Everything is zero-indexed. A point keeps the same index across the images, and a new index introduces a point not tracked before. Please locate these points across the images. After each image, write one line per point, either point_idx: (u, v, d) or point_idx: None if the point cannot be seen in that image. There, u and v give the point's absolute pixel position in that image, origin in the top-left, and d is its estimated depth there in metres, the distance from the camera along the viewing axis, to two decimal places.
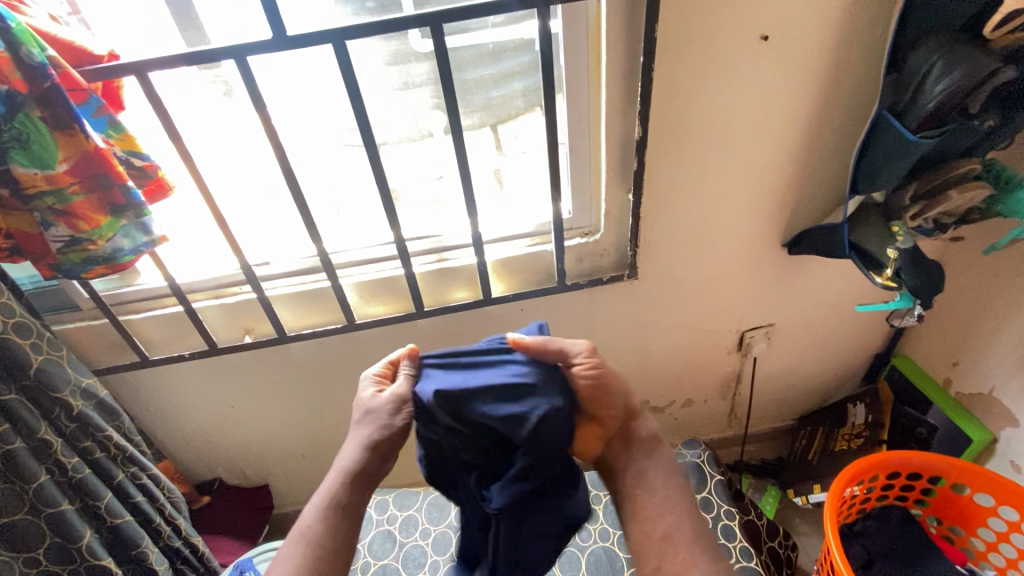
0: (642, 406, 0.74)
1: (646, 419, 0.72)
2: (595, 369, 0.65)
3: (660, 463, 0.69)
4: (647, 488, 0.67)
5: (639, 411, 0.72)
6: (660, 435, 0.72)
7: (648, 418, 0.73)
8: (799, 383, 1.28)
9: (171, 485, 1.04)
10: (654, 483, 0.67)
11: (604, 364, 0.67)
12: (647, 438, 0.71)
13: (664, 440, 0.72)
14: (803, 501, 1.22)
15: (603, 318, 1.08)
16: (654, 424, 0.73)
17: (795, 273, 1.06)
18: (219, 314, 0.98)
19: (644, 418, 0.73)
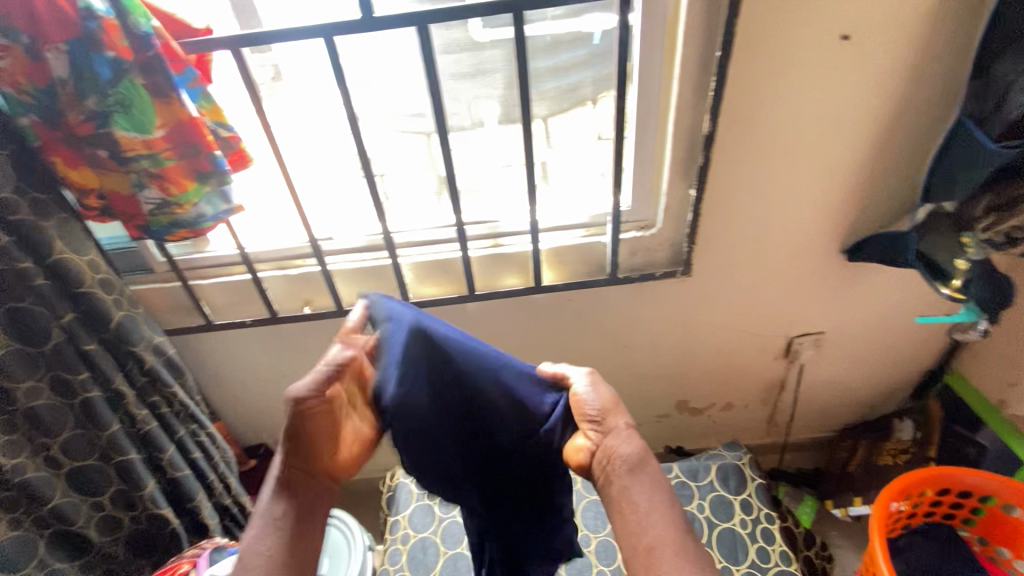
0: (627, 430, 0.64)
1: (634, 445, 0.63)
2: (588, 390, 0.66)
3: (640, 488, 0.60)
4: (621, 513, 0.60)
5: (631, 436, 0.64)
6: (642, 458, 0.62)
7: (631, 443, 0.63)
8: (843, 395, 1.26)
9: (225, 445, 1.09)
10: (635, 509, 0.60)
11: (598, 390, 0.66)
12: (630, 463, 0.61)
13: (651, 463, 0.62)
14: (842, 513, 1.18)
15: (652, 314, 1.08)
16: (636, 446, 0.63)
17: (853, 281, 1.04)
18: (281, 284, 1.02)
19: (628, 443, 0.63)
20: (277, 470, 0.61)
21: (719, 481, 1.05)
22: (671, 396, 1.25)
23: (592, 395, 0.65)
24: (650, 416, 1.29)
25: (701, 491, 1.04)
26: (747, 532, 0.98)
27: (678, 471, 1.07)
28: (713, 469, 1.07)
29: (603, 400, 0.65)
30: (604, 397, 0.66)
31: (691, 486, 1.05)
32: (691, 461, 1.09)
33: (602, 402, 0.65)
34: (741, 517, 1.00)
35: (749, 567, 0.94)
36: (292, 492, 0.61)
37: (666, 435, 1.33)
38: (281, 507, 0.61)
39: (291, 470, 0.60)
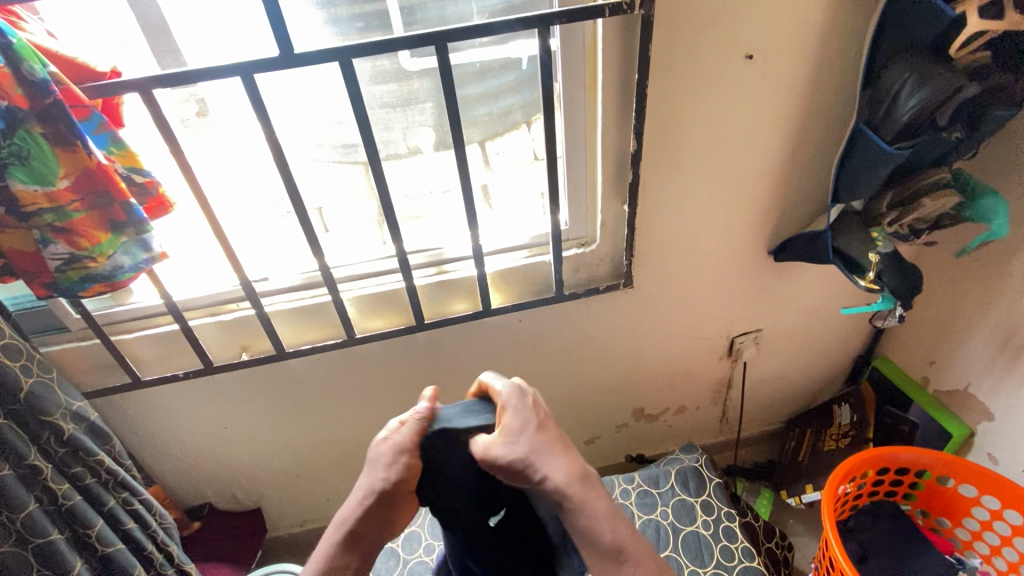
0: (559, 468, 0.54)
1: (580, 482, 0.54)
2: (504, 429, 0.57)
3: (587, 538, 0.53)
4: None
5: (580, 479, 0.54)
6: (580, 493, 0.53)
7: (554, 482, 0.53)
8: (786, 387, 1.32)
9: (162, 510, 1.01)
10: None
11: (527, 416, 0.58)
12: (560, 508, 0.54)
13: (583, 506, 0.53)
14: (796, 502, 1.23)
15: (600, 328, 1.10)
16: (592, 521, 0.53)
17: (782, 279, 1.11)
18: (215, 332, 0.96)
19: (551, 482, 0.53)
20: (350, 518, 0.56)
21: (679, 485, 1.06)
22: (627, 405, 1.27)
23: (505, 449, 0.55)
24: (609, 426, 1.30)
25: (664, 497, 1.05)
26: (710, 533, 1.00)
27: (640, 481, 1.08)
28: (672, 474, 1.08)
29: (521, 424, 0.58)
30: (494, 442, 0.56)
31: (654, 493, 1.06)
32: (651, 468, 1.10)
33: (496, 443, 0.56)
34: (703, 518, 1.02)
35: (716, 569, 0.95)
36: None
37: (626, 443, 1.35)
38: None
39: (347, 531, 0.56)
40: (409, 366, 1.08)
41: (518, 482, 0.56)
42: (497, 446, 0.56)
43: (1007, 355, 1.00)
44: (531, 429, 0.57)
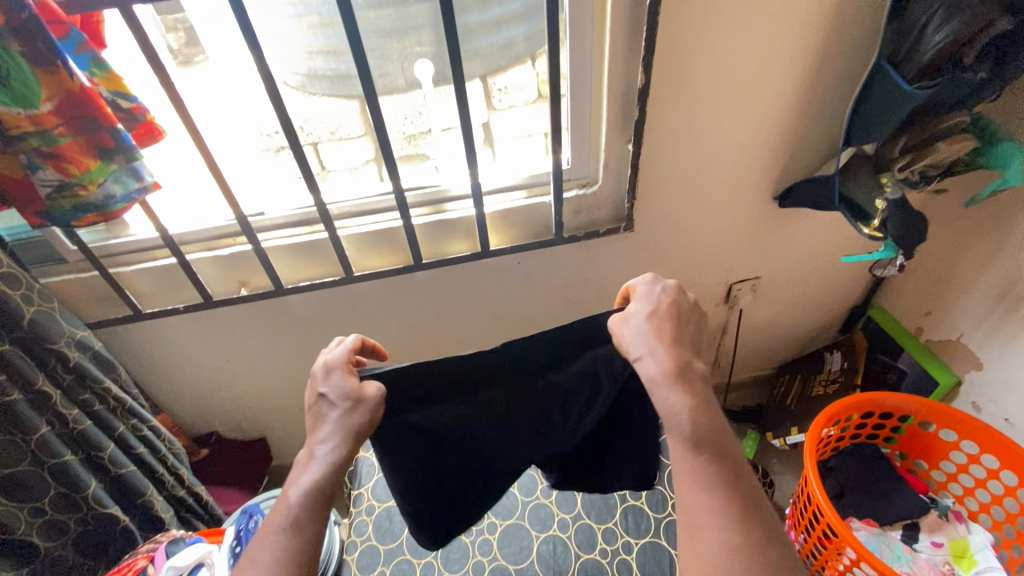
0: (661, 355, 0.59)
1: (673, 377, 0.58)
2: (636, 309, 0.63)
3: (670, 418, 0.57)
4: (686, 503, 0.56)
5: (674, 374, 0.58)
6: (668, 381, 0.58)
7: (648, 359, 0.59)
8: (779, 334, 1.34)
9: (170, 436, 1.05)
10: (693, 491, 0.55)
11: (652, 311, 0.62)
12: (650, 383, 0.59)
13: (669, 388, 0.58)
14: (781, 444, 1.29)
15: (599, 270, 1.10)
16: (670, 405, 0.57)
17: (785, 226, 1.09)
18: (213, 267, 0.96)
19: (647, 359, 0.59)
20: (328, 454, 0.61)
21: None
22: None
23: (628, 332, 0.62)
24: None
25: None
26: None
27: None
28: None
29: (646, 308, 0.63)
30: (631, 316, 0.63)
31: None
32: None
33: (628, 318, 0.63)
34: None
35: None
36: (306, 539, 0.58)
37: None
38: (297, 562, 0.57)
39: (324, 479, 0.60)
40: (408, 306, 1.09)
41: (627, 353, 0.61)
42: (628, 318, 0.63)
43: (1004, 306, 1.00)
44: (656, 316, 0.62)
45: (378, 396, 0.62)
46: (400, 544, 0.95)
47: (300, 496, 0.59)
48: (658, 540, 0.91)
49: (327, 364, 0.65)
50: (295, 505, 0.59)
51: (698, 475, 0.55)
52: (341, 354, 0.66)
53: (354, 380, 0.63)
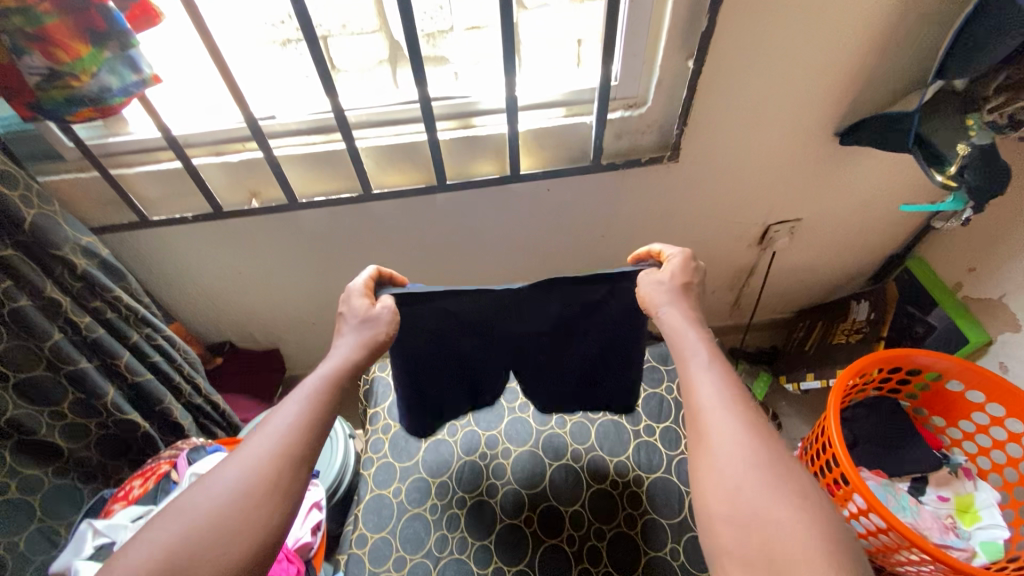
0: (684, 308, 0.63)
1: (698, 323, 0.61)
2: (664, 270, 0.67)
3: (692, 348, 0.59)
4: (702, 433, 0.53)
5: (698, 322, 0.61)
6: (691, 324, 0.61)
7: (674, 310, 0.63)
8: (808, 279, 1.30)
9: (185, 346, 1.04)
10: (711, 415, 0.52)
11: (676, 273, 0.66)
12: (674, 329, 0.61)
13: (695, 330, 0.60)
14: (794, 388, 1.26)
15: (633, 203, 1.03)
16: (695, 339, 0.59)
17: (840, 165, 1.00)
18: (222, 173, 0.89)
19: (673, 310, 0.63)
20: (338, 359, 0.61)
21: None
22: None
23: (650, 285, 0.66)
24: None
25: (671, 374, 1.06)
26: None
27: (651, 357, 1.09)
28: None
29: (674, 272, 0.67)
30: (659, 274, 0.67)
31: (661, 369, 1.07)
32: (661, 346, 1.10)
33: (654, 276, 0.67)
34: None
35: None
36: (320, 413, 0.56)
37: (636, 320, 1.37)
38: (310, 438, 0.54)
39: (341, 373, 0.60)
40: (429, 228, 1.03)
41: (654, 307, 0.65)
42: (656, 275, 0.67)
43: None
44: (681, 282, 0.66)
45: (389, 310, 0.67)
46: (415, 463, 0.97)
47: (315, 381, 0.59)
48: (669, 476, 0.93)
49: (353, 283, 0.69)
50: (306, 392, 0.57)
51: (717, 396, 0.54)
52: (363, 279, 0.69)
53: (368, 299, 0.67)
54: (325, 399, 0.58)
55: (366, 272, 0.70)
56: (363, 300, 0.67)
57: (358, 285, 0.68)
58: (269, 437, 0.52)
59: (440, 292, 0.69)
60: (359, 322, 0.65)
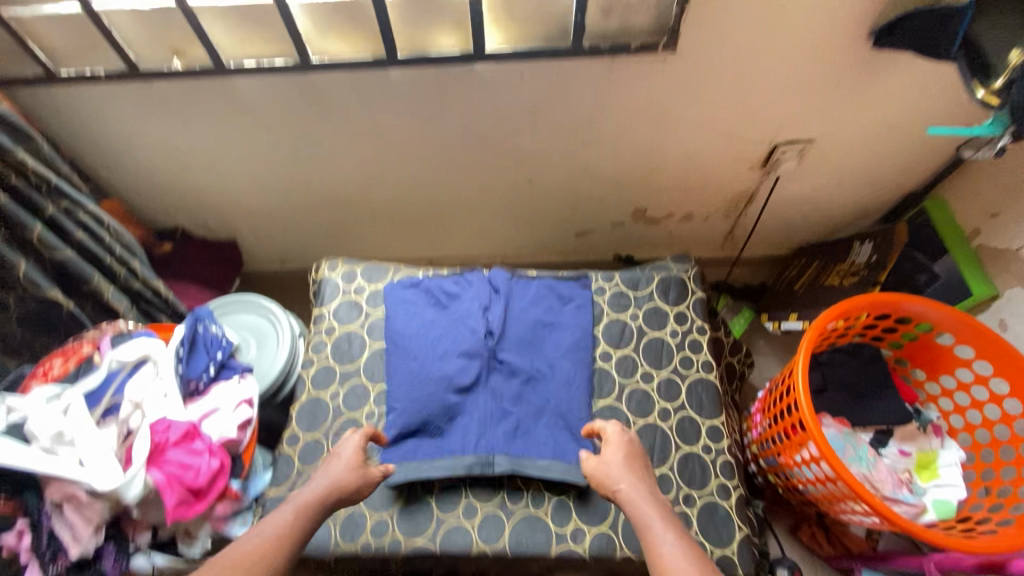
0: (636, 481, 0.70)
1: (648, 496, 0.67)
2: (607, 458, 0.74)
3: (641, 511, 0.65)
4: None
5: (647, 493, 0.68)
6: (640, 499, 0.67)
7: (624, 488, 0.69)
8: (811, 213, 1.17)
9: (120, 227, 0.96)
10: (672, 567, 0.57)
11: (624, 453, 0.74)
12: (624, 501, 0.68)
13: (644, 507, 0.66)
14: (774, 327, 1.20)
15: (619, 102, 0.90)
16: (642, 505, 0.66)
17: (867, 75, 0.85)
18: (134, 21, 0.76)
19: (620, 485, 0.69)
20: (308, 497, 0.68)
21: (659, 293, 0.96)
22: (628, 202, 1.15)
23: (603, 466, 0.73)
24: (604, 222, 1.21)
25: (638, 302, 0.96)
26: (675, 342, 0.92)
27: (618, 281, 0.97)
28: (655, 281, 0.97)
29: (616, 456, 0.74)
30: (610, 451, 0.74)
31: (629, 296, 0.96)
32: (633, 271, 0.99)
33: (600, 462, 0.73)
34: (673, 328, 0.93)
35: (670, 373, 0.89)
36: (300, 527, 0.65)
37: (619, 242, 1.27)
38: (289, 545, 0.63)
39: (322, 498, 0.68)
40: (383, 112, 0.91)
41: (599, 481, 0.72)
42: (593, 464, 0.73)
43: None
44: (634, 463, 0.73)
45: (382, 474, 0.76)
46: (356, 369, 0.91)
47: (301, 496, 0.68)
48: (617, 405, 0.88)
49: (342, 449, 0.76)
50: (292, 518, 0.65)
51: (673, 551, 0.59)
52: (353, 444, 0.77)
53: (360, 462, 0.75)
54: (301, 527, 0.65)
55: (348, 436, 0.79)
56: (357, 467, 0.74)
57: (353, 446, 0.77)
58: (246, 546, 0.60)
59: (397, 446, 0.83)
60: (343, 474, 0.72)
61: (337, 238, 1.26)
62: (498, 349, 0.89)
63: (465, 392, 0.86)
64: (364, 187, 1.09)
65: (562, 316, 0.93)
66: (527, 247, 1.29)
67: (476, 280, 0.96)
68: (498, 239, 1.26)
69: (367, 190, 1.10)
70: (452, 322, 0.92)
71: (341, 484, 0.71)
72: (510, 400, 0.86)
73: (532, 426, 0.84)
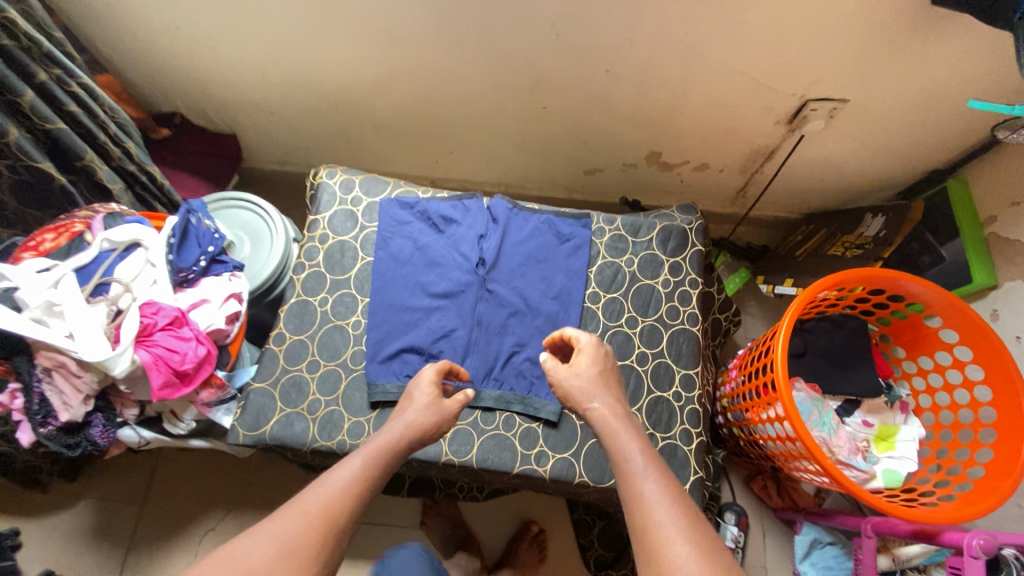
0: (607, 400, 0.68)
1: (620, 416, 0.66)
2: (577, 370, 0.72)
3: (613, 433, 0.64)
4: (641, 497, 0.56)
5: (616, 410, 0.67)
6: (615, 419, 0.66)
7: (595, 405, 0.67)
8: (830, 178, 1.14)
9: (111, 103, 0.93)
10: (644, 485, 0.57)
11: (593, 363, 0.73)
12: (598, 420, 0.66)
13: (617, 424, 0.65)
14: (767, 291, 1.19)
15: (647, 30, 0.84)
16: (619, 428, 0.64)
17: (917, 34, 0.79)
18: None
19: (592, 401, 0.68)
20: (386, 440, 0.65)
21: (658, 242, 0.95)
22: (644, 143, 1.10)
23: (574, 379, 0.71)
24: (616, 161, 1.17)
25: (636, 248, 0.94)
26: (666, 292, 0.92)
27: (619, 225, 0.96)
28: (656, 229, 0.95)
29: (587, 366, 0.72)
30: (581, 365, 0.73)
31: (628, 241, 0.95)
32: (636, 216, 0.97)
33: (570, 374, 0.72)
34: (666, 278, 0.93)
35: (654, 321, 0.90)
36: (375, 474, 0.61)
37: (628, 184, 1.24)
38: (367, 491, 0.59)
39: (396, 444, 0.65)
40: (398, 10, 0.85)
41: (568, 394, 0.71)
42: (563, 375, 0.72)
43: None
44: (601, 373, 0.72)
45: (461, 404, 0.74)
46: (348, 278, 0.91)
47: (375, 440, 0.65)
48: None
49: (421, 381, 0.74)
50: (361, 463, 0.61)
51: (650, 479, 0.57)
52: (431, 378, 0.75)
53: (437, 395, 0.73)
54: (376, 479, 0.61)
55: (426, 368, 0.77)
56: (433, 401, 0.72)
57: (429, 381, 0.75)
58: (328, 489, 0.57)
59: (378, 358, 0.85)
60: (418, 414, 0.70)
61: (341, 144, 1.22)
62: (488, 279, 0.91)
63: (451, 321, 0.88)
64: (372, 92, 1.05)
65: (557, 254, 0.93)
66: (534, 178, 1.25)
67: (474, 208, 0.96)
68: (505, 166, 1.23)
69: (375, 95, 1.06)
70: (447, 247, 0.93)
71: (415, 423, 0.68)
72: (491, 332, 0.87)
73: (510, 359, 0.86)
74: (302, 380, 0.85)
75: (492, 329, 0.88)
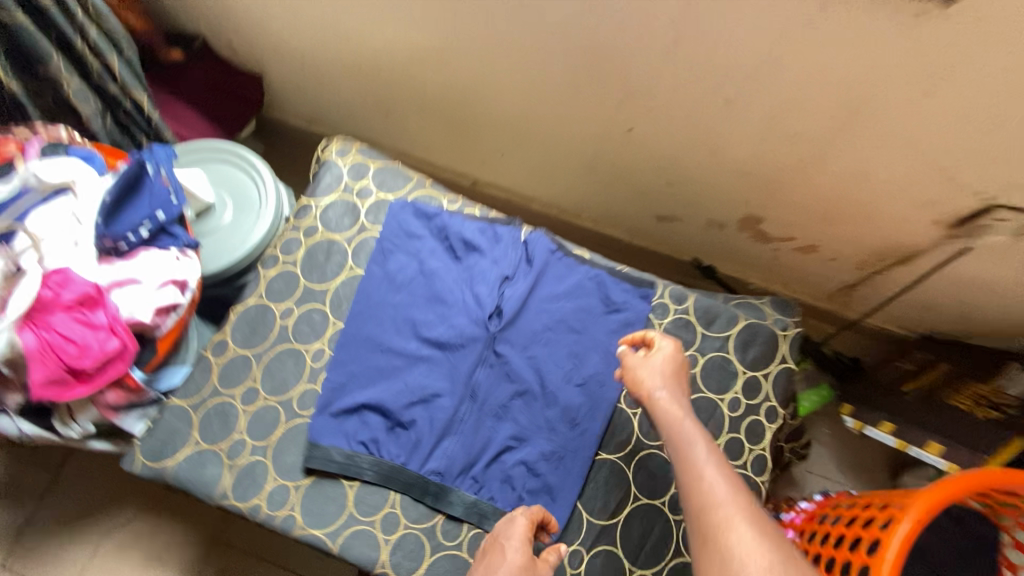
0: (679, 393, 0.55)
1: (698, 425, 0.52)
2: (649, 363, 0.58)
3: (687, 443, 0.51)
4: (711, 509, 0.45)
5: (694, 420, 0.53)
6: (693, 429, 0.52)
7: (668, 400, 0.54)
8: (979, 308, 0.85)
9: (113, 16, 0.74)
10: (720, 505, 0.45)
11: (670, 356, 0.58)
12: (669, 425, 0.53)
13: (692, 430, 0.52)
14: (853, 425, 0.85)
15: (809, 59, 0.59)
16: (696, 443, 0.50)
17: None
18: None
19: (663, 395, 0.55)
20: None
21: (735, 345, 0.70)
22: (746, 202, 0.84)
23: (642, 369, 0.58)
24: (701, 215, 0.91)
25: (704, 344, 0.70)
26: (731, 415, 0.68)
27: (690, 309, 0.71)
28: (736, 325, 0.71)
29: (663, 361, 0.58)
30: (655, 357, 0.58)
31: (695, 332, 0.71)
32: (714, 302, 0.72)
33: (641, 363, 0.58)
34: (736, 396, 0.68)
35: None
36: None
37: (706, 246, 0.97)
38: None
39: None
40: None
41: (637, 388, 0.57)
42: (635, 362, 0.58)
43: None
44: (679, 371, 0.58)
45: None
46: (325, 291, 0.71)
47: None
48: (621, 467, 0.65)
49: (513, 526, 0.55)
50: None
51: (731, 509, 0.45)
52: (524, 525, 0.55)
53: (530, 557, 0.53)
54: None
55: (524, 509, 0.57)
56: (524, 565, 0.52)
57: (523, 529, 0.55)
58: None
59: (332, 407, 0.65)
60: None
61: (375, 117, 1.01)
62: (500, 337, 0.68)
63: (436, 383, 0.66)
64: (421, 61, 0.83)
65: (602, 327, 0.70)
66: (592, 210, 1.01)
67: (506, 239, 0.73)
68: (560, 188, 0.99)
69: (426, 65, 0.84)
70: (459, 282, 0.71)
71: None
72: (483, 412, 0.66)
73: (501, 457, 0.64)
74: (231, 409, 0.66)
75: (487, 408, 0.66)
